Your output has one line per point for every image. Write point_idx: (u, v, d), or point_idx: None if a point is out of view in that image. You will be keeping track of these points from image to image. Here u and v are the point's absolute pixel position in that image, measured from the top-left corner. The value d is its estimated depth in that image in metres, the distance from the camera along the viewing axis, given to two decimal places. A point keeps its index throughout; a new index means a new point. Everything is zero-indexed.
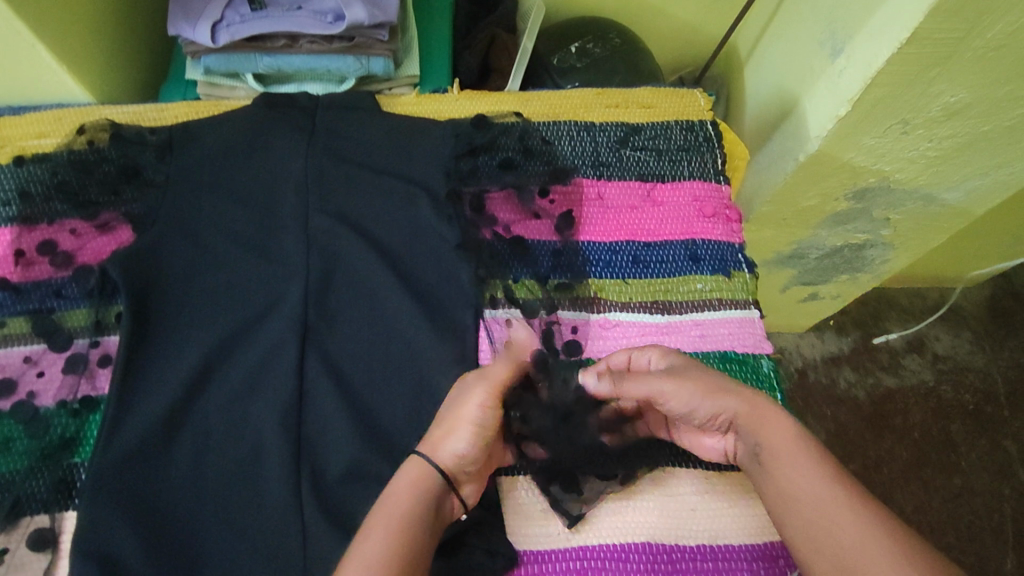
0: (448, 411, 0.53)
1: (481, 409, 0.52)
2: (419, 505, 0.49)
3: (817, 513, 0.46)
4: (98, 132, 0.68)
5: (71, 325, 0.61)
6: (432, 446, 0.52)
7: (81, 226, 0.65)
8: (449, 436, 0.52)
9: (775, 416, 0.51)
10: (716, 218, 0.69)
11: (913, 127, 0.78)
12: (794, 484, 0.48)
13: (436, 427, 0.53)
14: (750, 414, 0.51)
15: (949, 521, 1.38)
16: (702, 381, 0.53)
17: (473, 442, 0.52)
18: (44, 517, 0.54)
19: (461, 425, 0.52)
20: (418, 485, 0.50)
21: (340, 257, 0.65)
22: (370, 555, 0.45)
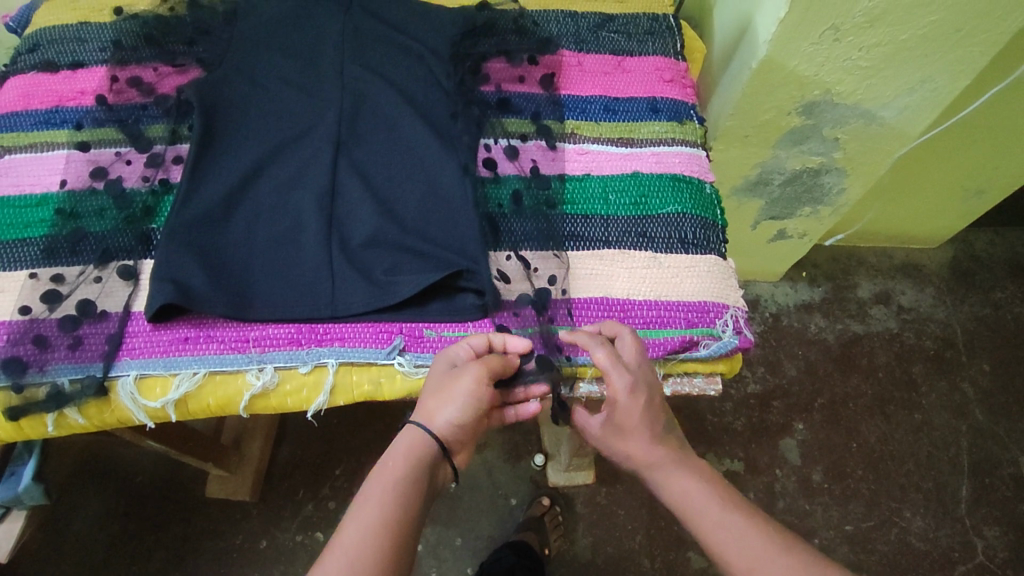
0: (443, 382, 0.61)
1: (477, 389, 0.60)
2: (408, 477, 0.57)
3: (727, 557, 0.57)
4: (178, 4, 0.86)
5: (151, 134, 0.76)
6: (423, 415, 0.60)
7: (162, 67, 0.81)
8: (439, 410, 0.59)
9: (676, 473, 0.63)
10: (674, 84, 0.84)
11: (843, 33, 0.94)
12: (708, 534, 0.59)
13: (428, 399, 0.60)
14: (659, 472, 0.63)
15: (901, 450, 1.47)
16: (629, 447, 0.63)
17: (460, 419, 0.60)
18: (128, 260, 0.68)
19: (455, 400, 0.59)
20: (404, 464, 0.57)
21: (367, 96, 0.80)
22: (356, 525, 0.53)
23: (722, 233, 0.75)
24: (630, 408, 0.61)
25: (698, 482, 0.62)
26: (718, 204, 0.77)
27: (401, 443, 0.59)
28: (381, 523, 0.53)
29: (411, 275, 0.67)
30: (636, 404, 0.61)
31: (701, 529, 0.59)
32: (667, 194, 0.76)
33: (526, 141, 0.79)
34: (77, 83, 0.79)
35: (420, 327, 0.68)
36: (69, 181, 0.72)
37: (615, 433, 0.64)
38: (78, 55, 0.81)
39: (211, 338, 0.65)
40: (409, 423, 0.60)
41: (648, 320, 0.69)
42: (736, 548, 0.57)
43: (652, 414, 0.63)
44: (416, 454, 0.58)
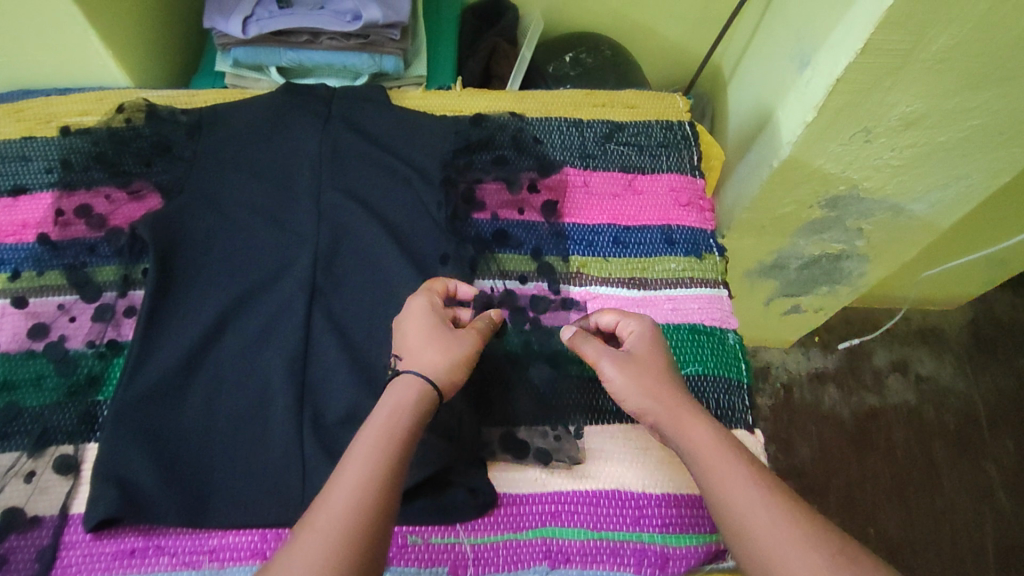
0: (441, 335, 0.58)
1: (463, 334, 0.59)
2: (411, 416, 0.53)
3: (738, 505, 0.49)
4: (135, 112, 0.76)
5: (102, 278, 0.67)
6: (415, 360, 0.56)
7: (115, 192, 0.72)
8: (433, 355, 0.57)
9: (696, 418, 0.55)
10: (691, 207, 0.75)
11: (875, 135, 0.85)
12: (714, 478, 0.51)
13: (413, 344, 0.57)
14: (675, 417, 0.55)
15: (924, 539, 1.40)
16: (641, 381, 0.57)
17: (457, 361, 0.57)
18: (68, 446, 0.59)
19: (461, 356, 0.58)
20: (404, 403, 0.53)
21: (346, 227, 0.71)
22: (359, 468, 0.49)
23: (747, 395, 0.67)
24: (644, 343, 0.60)
25: (720, 434, 0.54)
26: (741, 358, 0.68)
27: (397, 391, 0.54)
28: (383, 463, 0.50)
29: None
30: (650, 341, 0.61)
31: (711, 473, 0.52)
32: (685, 350, 0.67)
33: (528, 282, 0.70)
34: (18, 213, 0.70)
35: (403, 532, 0.57)
36: (3, 342, 0.63)
37: (627, 365, 0.58)
38: (20, 177, 0.72)
39: (162, 551, 0.57)
40: (408, 372, 0.55)
41: (668, 522, 0.59)
42: (747, 498, 0.49)
43: (661, 358, 0.60)
44: (417, 392, 0.54)
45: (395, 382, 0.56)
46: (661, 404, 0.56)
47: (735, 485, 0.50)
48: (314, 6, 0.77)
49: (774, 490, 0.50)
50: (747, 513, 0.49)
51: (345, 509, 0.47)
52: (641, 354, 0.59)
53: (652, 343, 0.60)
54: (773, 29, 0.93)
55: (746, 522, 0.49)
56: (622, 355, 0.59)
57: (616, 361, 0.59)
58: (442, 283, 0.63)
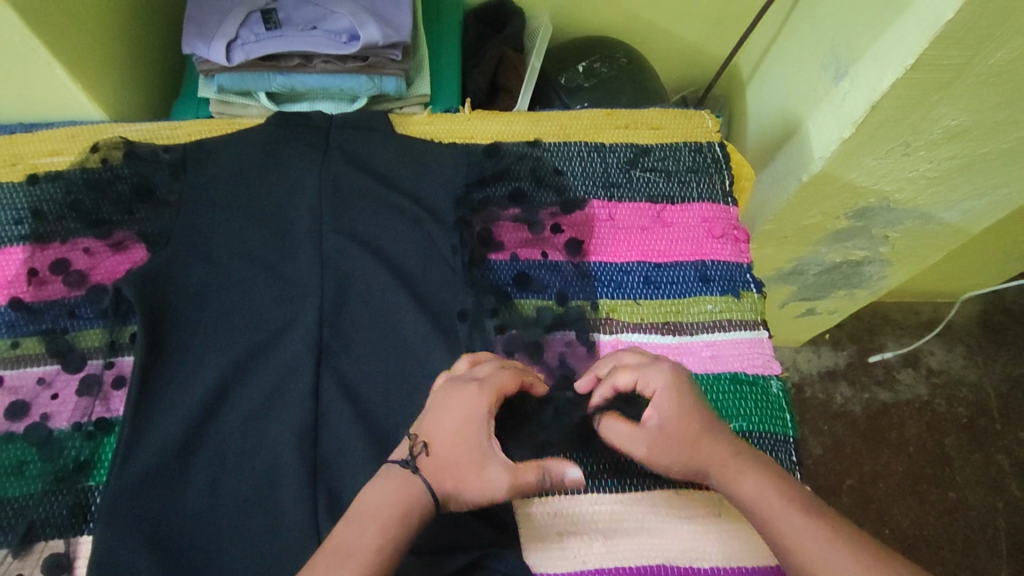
0: (479, 457, 0.50)
1: (501, 472, 0.51)
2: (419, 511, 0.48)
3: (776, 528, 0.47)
4: (111, 150, 0.69)
5: (85, 345, 0.61)
6: (441, 471, 0.50)
7: (94, 245, 0.65)
8: (460, 476, 0.50)
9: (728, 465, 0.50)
10: (725, 239, 0.70)
11: (914, 149, 0.79)
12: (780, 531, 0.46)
13: (452, 450, 0.50)
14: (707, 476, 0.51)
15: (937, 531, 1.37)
16: (673, 462, 0.52)
17: (479, 490, 0.50)
18: (58, 541, 0.54)
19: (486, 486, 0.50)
20: (407, 516, 0.48)
21: (353, 277, 0.65)
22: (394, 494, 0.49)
23: (794, 449, 0.63)
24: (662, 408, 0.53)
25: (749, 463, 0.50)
26: (786, 407, 0.64)
27: (406, 491, 0.49)
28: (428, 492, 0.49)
29: (422, 551, 0.53)
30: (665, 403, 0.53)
31: (773, 530, 0.47)
32: (726, 402, 0.63)
33: (555, 330, 0.65)
34: None
35: None
36: None
37: (655, 443, 0.53)
38: None
39: None
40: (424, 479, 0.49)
41: None
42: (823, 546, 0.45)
43: (681, 414, 0.52)
44: (420, 511, 0.48)
45: (408, 476, 0.50)
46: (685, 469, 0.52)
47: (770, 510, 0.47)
48: (305, 25, 0.70)
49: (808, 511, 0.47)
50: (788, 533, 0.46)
51: (384, 525, 0.47)
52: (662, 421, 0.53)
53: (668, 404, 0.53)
54: (801, 31, 0.86)
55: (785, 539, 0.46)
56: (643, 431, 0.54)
57: (657, 423, 0.53)
58: (510, 378, 0.55)
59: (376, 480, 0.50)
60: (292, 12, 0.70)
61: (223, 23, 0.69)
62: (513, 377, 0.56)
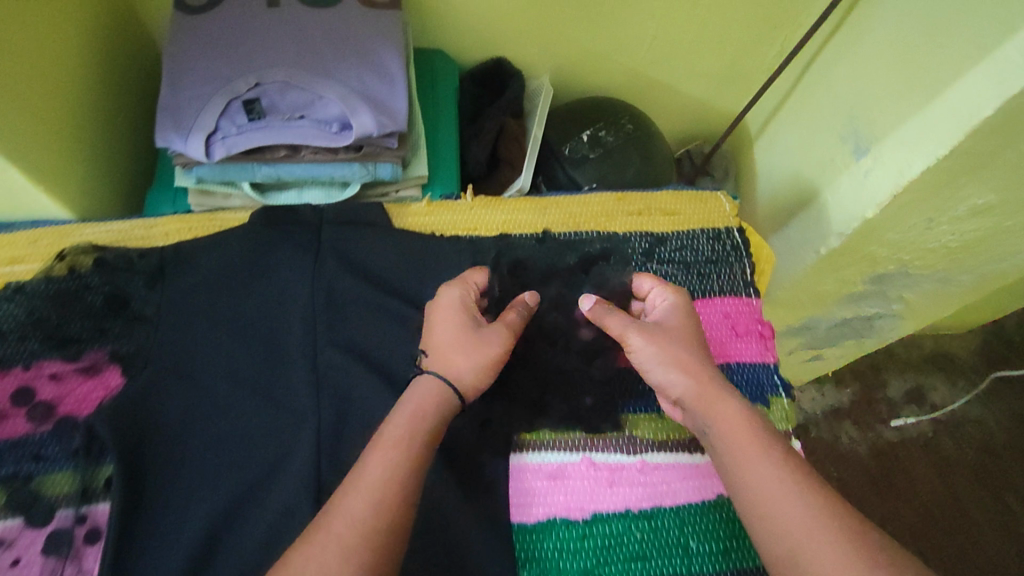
0: (463, 330, 0.55)
1: (492, 334, 0.55)
2: (427, 410, 0.51)
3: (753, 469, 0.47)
4: (79, 256, 0.62)
5: (53, 493, 0.55)
6: (439, 361, 0.54)
7: (61, 369, 0.59)
8: (457, 356, 0.54)
9: (727, 395, 0.52)
10: (749, 336, 0.66)
11: (938, 224, 0.75)
12: (743, 455, 0.48)
13: (439, 342, 0.54)
14: (701, 399, 0.52)
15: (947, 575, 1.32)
16: (672, 351, 0.54)
17: (481, 362, 0.54)
18: None
19: (481, 357, 0.54)
20: (432, 409, 0.51)
21: (352, 397, 0.59)
22: (376, 466, 0.46)
23: None
24: (675, 318, 0.57)
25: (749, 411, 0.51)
26: None
27: (425, 388, 0.52)
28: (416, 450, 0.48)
29: None
30: (677, 317, 0.58)
31: (736, 456, 0.49)
32: None
33: (575, 452, 0.60)
34: None
35: None
36: None
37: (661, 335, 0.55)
38: None
39: None
40: (425, 373, 0.53)
41: None
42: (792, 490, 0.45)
43: (693, 335, 0.57)
44: (435, 400, 0.52)
45: (416, 380, 0.54)
46: (691, 380, 0.53)
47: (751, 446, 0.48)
48: (291, 113, 0.64)
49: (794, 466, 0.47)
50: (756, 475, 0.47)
51: (373, 495, 0.44)
52: (672, 330, 0.56)
53: (685, 320, 0.57)
54: (817, 94, 0.82)
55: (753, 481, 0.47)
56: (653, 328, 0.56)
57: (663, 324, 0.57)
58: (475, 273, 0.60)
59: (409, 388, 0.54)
60: (276, 98, 0.63)
61: (200, 114, 0.62)
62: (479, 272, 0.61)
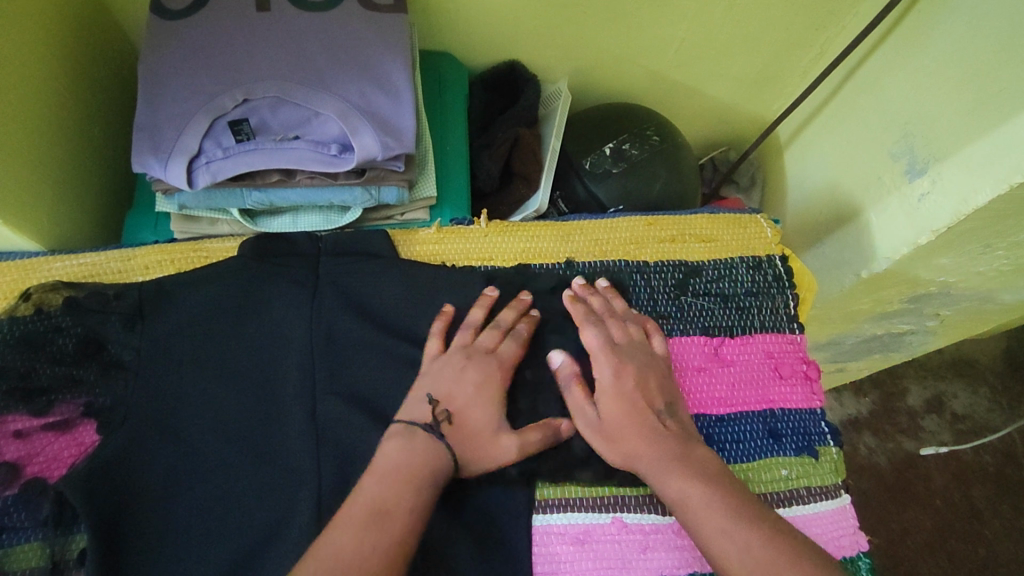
0: (485, 414, 0.52)
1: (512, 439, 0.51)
2: (429, 469, 0.48)
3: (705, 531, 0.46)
4: (46, 294, 0.55)
5: (21, 567, 0.48)
6: (455, 432, 0.50)
7: (26, 425, 0.52)
8: (472, 435, 0.51)
9: (670, 462, 0.50)
10: (794, 379, 0.60)
11: (995, 248, 0.69)
12: (702, 527, 0.46)
13: (465, 402, 0.52)
14: (649, 471, 0.50)
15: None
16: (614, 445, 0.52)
17: (485, 457, 0.51)
18: None
19: (488, 454, 0.51)
20: (424, 470, 0.48)
21: (356, 454, 0.53)
22: (392, 454, 0.48)
23: None
24: (609, 392, 0.53)
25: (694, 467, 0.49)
26: None
27: (420, 448, 0.49)
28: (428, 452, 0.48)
29: None
30: (613, 386, 0.53)
31: (690, 519, 0.47)
32: None
33: (604, 512, 0.54)
34: None
35: None
36: None
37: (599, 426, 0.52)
38: None
39: None
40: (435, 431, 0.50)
41: None
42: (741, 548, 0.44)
43: (632, 404, 0.52)
44: (437, 467, 0.48)
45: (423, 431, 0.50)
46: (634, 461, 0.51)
47: (697, 505, 0.47)
48: (285, 134, 0.57)
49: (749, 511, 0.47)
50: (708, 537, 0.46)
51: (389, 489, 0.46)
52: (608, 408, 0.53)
53: (621, 389, 0.53)
54: (863, 104, 0.75)
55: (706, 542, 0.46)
56: (590, 413, 0.53)
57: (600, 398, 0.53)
58: (511, 348, 0.55)
59: (394, 438, 0.49)
60: (267, 115, 0.57)
61: (181, 135, 0.55)
62: (518, 344, 0.55)
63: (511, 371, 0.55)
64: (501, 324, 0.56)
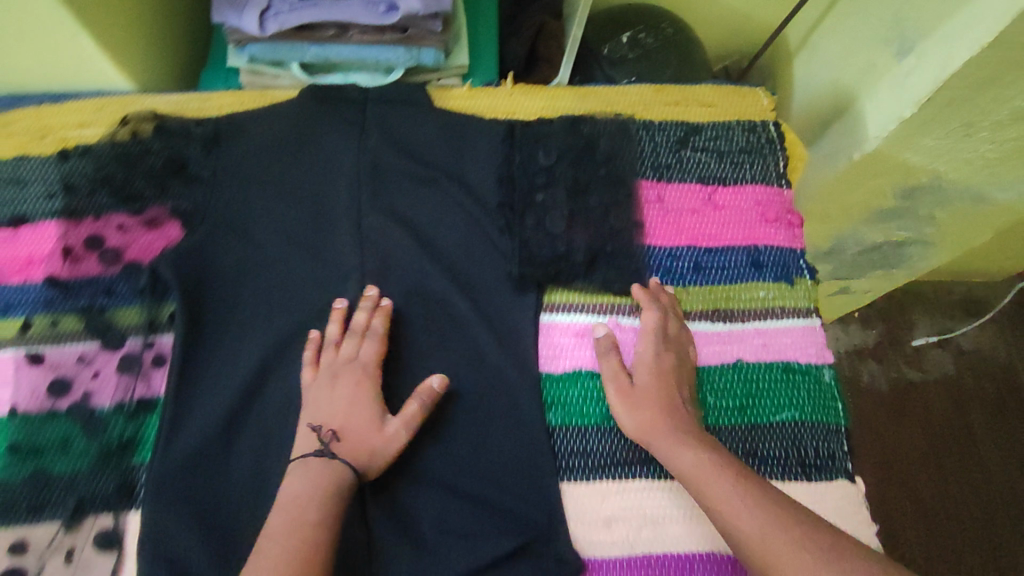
0: (359, 413, 0.55)
1: (395, 428, 0.55)
2: (321, 495, 0.51)
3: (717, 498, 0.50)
4: (141, 122, 0.66)
5: (124, 324, 0.60)
6: (342, 447, 0.53)
7: (126, 221, 0.63)
8: (354, 440, 0.54)
9: (690, 438, 0.54)
10: (779, 223, 0.67)
11: (977, 130, 0.73)
12: (714, 493, 0.51)
13: (338, 413, 0.55)
14: (666, 440, 0.55)
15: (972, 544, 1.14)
16: (641, 413, 0.57)
17: (379, 451, 0.54)
18: (107, 517, 0.55)
19: (381, 447, 0.54)
20: (323, 491, 0.51)
21: (393, 258, 0.63)
22: (294, 484, 0.51)
23: (846, 440, 0.61)
24: (647, 365, 0.59)
25: (711, 446, 0.54)
26: (838, 397, 0.62)
27: (314, 473, 0.52)
28: (317, 486, 0.51)
29: (468, 531, 0.56)
30: (652, 365, 0.59)
31: (703, 489, 0.51)
32: (779, 392, 0.61)
33: (604, 315, 0.63)
34: (22, 247, 0.62)
35: None
36: (20, 400, 0.57)
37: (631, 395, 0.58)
38: (19, 205, 0.63)
39: None
40: (320, 454, 0.53)
41: None
42: (748, 513, 0.49)
43: (665, 384, 0.58)
44: (335, 484, 0.51)
45: (316, 459, 0.53)
46: (654, 429, 0.56)
47: (713, 473, 0.52)
48: None
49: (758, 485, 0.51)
50: (721, 504, 0.50)
51: (291, 520, 0.49)
52: (651, 383, 0.58)
53: (658, 369, 0.59)
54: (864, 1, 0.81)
55: (717, 508, 0.50)
56: (625, 383, 0.59)
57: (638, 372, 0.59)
58: (371, 348, 0.58)
59: (291, 475, 0.52)
60: None
61: None
62: (377, 342, 0.58)
63: (378, 366, 0.58)
64: (355, 329, 0.59)
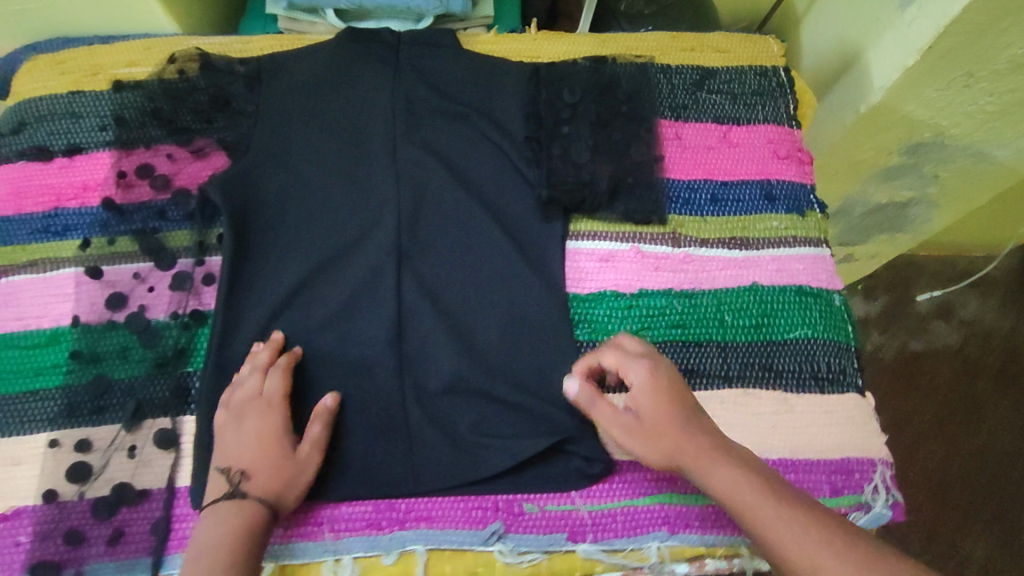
0: (269, 445, 0.55)
1: (308, 457, 0.56)
2: (239, 539, 0.50)
3: (758, 520, 0.48)
4: (188, 62, 0.70)
5: (175, 245, 0.64)
6: (254, 485, 0.53)
7: (176, 151, 0.67)
8: (266, 474, 0.54)
9: (716, 457, 0.52)
10: (790, 159, 0.71)
11: (977, 78, 0.77)
12: (757, 514, 0.48)
13: (245, 451, 0.55)
14: (694, 465, 0.52)
15: (977, 513, 1.15)
16: (654, 448, 0.53)
17: (292, 480, 0.55)
18: (165, 419, 0.59)
19: (295, 478, 0.55)
20: (242, 535, 0.51)
21: (428, 188, 0.67)
22: (209, 533, 0.50)
23: (856, 358, 0.65)
24: (646, 395, 0.55)
25: (738, 463, 0.51)
26: (847, 318, 0.66)
27: (230, 516, 0.51)
28: (234, 531, 0.50)
29: (507, 433, 0.59)
30: (653, 393, 0.55)
31: (743, 515, 0.49)
32: (792, 313, 0.65)
33: (625, 242, 0.67)
34: (76, 174, 0.65)
35: (518, 499, 0.59)
36: (81, 313, 0.61)
37: (635, 430, 0.54)
38: (73, 135, 0.67)
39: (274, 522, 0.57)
40: (234, 496, 0.52)
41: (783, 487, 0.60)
42: (797, 532, 0.47)
43: (669, 408, 0.54)
44: (252, 524, 0.51)
45: (229, 503, 0.52)
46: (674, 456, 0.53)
47: (750, 498, 0.49)
48: None
49: (791, 498, 0.49)
50: (766, 527, 0.48)
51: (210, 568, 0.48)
52: (654, 411, 0.54)
53: (657, 397, 0.54)
54: None
55: (764, 532, 0.48)
56: (630, 420, 0.54)
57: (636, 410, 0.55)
58: (275, 381, 0.57)
59: (201, 521, 0.52)
60: None
61: None
62: (281, 375, 0.58)
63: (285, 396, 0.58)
64: (255, 364, 0.58)
